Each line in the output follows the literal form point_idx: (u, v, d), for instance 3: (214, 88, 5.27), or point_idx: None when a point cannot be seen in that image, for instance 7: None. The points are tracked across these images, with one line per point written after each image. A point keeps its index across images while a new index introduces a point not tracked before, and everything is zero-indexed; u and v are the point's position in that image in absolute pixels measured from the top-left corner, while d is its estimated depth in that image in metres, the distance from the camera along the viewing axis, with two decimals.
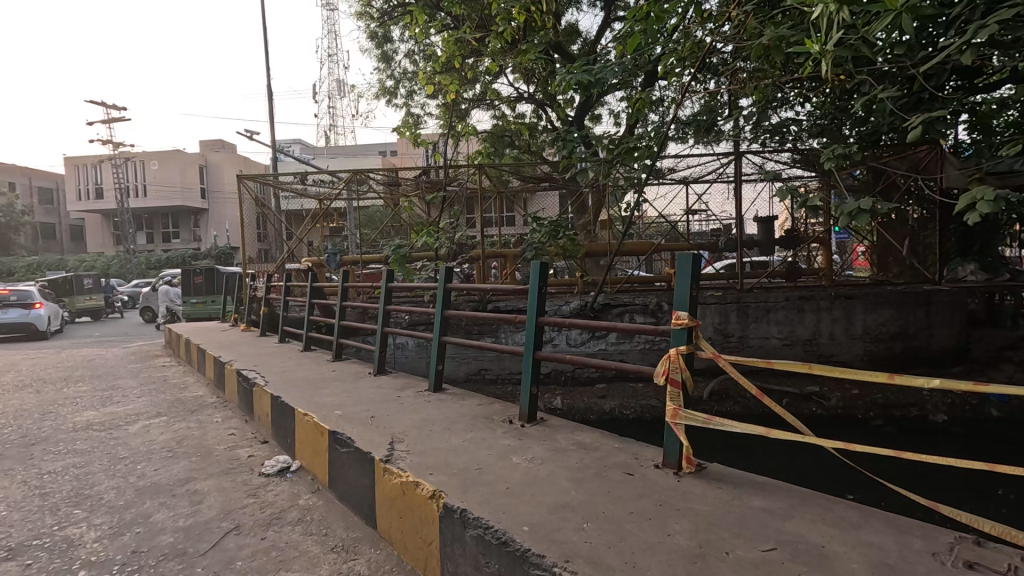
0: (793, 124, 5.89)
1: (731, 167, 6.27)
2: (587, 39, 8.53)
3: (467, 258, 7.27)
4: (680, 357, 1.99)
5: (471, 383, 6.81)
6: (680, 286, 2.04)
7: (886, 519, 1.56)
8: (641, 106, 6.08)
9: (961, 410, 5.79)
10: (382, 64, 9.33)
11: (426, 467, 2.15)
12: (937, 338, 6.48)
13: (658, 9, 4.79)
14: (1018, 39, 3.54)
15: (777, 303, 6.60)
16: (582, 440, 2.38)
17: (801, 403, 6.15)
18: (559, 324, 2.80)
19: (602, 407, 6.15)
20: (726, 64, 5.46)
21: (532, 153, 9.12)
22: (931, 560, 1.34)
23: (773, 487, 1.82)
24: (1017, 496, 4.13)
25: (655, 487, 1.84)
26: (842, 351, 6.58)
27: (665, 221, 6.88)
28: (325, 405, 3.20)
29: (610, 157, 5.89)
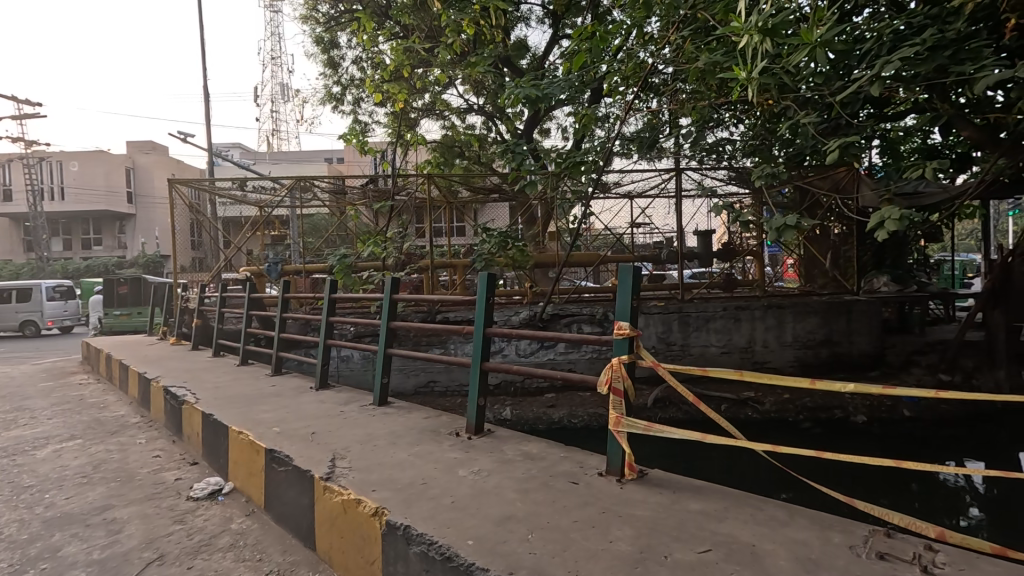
0: (728, 143, 6.27)
1: (672, 183, 6.61)
2: (535, 55, 8.74)
3: (416, 268, 7.18)
4: (623, 366, 2.05)
5: (419, 396, 6.70)
6: (622, 297, 2.11)
7: (810, 516, 1.67)
8: (588, 122, 6.26)
9: (879, 411, 6.27)
10: (328, 69, 9.12)
11: (370, 483, 2.09)
12: (858, 344, 7.00)
13: (602, 30, 4.99)
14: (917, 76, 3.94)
15: (716, 313, 6.94)
16: (529, 450, 2.39)
17: (738, 408, 6.46)
18: (507, 334, 2.81)
19: (551, 417, 6.19)
20: (666, 84, 5.73)
21: (481, 164, 9.17)
22: (849, 552, 1.44)
23: (710, 490, 1.89)
24: (926, 489, 4.56)
25: (599, 495, 1.88)
26: (774, 357, 6.99)
27: (612, 234, 7.11)
28: (263, 422, 3.05)
29: (558, 171, 6.05)
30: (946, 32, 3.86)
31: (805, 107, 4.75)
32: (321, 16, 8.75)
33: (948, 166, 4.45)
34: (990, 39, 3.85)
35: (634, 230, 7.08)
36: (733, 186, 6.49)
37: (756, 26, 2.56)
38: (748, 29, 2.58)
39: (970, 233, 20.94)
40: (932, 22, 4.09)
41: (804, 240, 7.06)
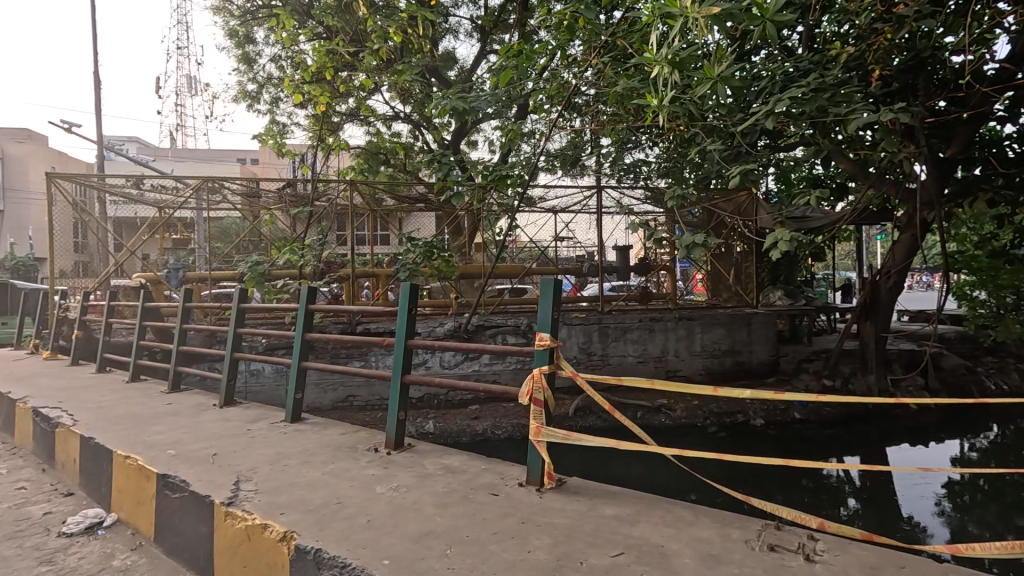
0: (644, 164, 6.68)
1: (593, 201, 6.93)
2: (463, 67, 8.86)
3: (336, 277, 6.88)
4: (543, 377, 2.09)
5: (337, 411, 6.40)
6: (543, 309, 2.15)
7: (713, 515, 1.78)
8: (513, 137, 6.38)
9: (774, 414, 6.88)
10: (243, 65, 8.60)
11: (278, 506, 1.96)
12: (757, 353, 7.67)
13: (527, 50, 5.14)
14: (803, 114, 4.39)
15: (633, 324, 7.30)
16: (450, 464, 2.36)
17: (652, 415, 6.80)
18: (429, 345, 2.75)
19: (474, 429, 6.17)
20: (588, 105, 5.98)
21: (406, 172, 9.07)
22: (745, 546, 1.55)
23: (624, 495, 1.97)
24: (815, 484, 5.06)
25: (519, 505, 1.89)
26: (685, 366, 7.46)
27: (536, 247, 7.23)
28: (155, 444, 2.76)
29: (484, 183, 6.14)
30: (826, 77, 4.39)
31: (711, 135, 5.16)
32: (235, 9, 8.25)
33: (828, 194, 5.03)
34: (859, 86, 4.44)
35: (558, 243, 7.28)
36: (649, 205, 6.89)
37: (668, 58, 2.73)
38: (659, 61, 2.75)
39: (840, 254, 23.62)
40: (814, 67, 4.65)
41: (711, 256, 7.63)
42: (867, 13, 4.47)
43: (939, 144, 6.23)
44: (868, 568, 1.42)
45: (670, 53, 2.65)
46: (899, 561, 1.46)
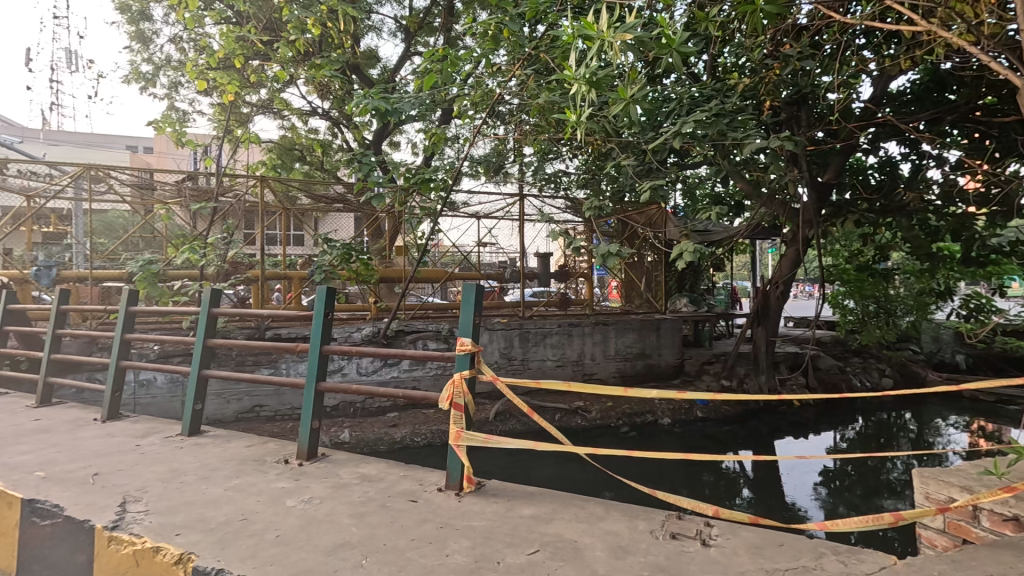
0: (564, 175, 6.92)
1: (516, 208, 7.08)
2: (386, 67, 8.75)
3: (243, 279, 6.43)
4: (464, 382, 2.10)
5: (241, 423, 5.97)
6: (465, 314, 2.17)
7: (622, 509, 1.89)
8: (437, 142, 6.37)
9: (679, 413, 7.39)
10: (136, 43, 7.80)
11: (174, 526, 1.80)
12: (665, 356, 8.21)
13: (451, 56, 5.18)
14: (706, 137, 4.79)
15: (552, 329, 7.52)
16: (366, 473, 2.30)
17: (569, 417, 7.02)
18: (346, 352, 2.66)
19: (392, 436, 6.03)
20: (512, 114, 6.11)
21: (324, 170, 8.73)
22: (649, 536, 1.67)
23: (540, 495, 2.03)
24: (715, 477, 5.51)
25: (438, 511, 1.88)
26: (600, 369, 7.81)
27: (459, 252, 7.26)
28: (19, 467, 2.41)
29: (406, 186, 6.07)
30: (725, 104, 4.85)
31: (626, 151, 5.48)
32: None
33: (727, 211, 5.54)
34: (752, 114, 4.93)
35: (481, 248, 7.36)
36: (569, 215, 7.16)
37: (585, 78, 2.83)
38: (578, 79, 2.86)
39: (739, 265, 25.77)
40: (715, 94, 5.09)
41: (625, 264, 8.07)
42: (759, 50, 4.99)
43: (817, 169, 7.08)
44: (754, 549, 1.58)
45: (587, 73, 2.78)
46: (778, 539, 1.64)
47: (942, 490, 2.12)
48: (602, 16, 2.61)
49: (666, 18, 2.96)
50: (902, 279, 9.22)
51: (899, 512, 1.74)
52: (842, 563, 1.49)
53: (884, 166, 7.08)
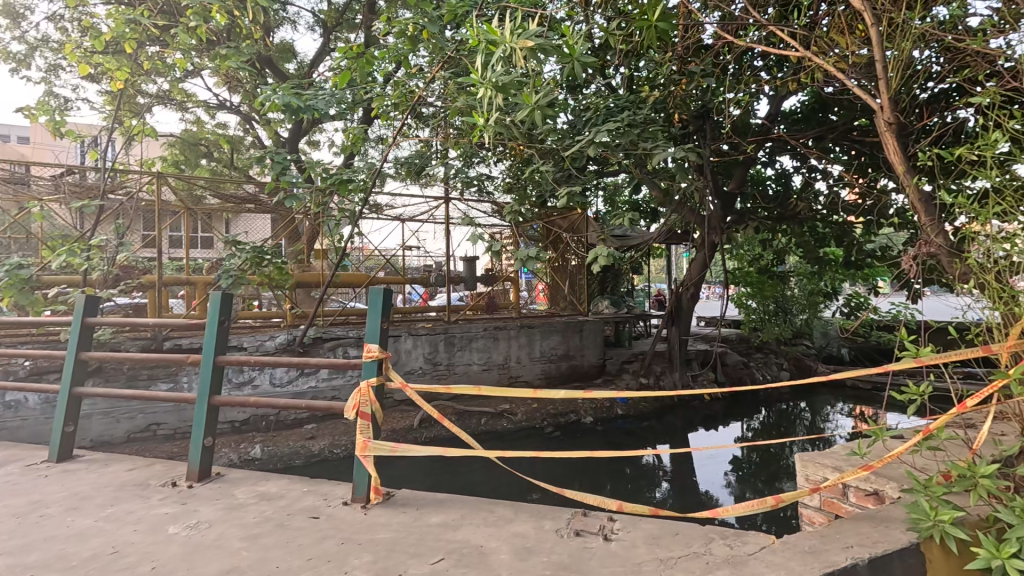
0: (488, 179, 6.94)
1: (440, 211, 7.02)
2: (303, 62, 8.41)
3: (137, 285, 5.85)
4: (371, 390, 2.03)
5: (134, 444, 5.41)
6: (372, 320, 2.10)
7: (529, 510, 1.90)
8: (357, 142, 6.18)
9: (601, 411, 7.65)
10: (4, 19, 6.88)
11: (26, 568, 1.58)
12: (587, 356, 8.47)
13: (369, 54, 5.05)
14: (619, 146, 5.02)
15: (478, 333, 7.51)
16: (265, 491, 2.16)
17: (495, 421, 7.04)
18: (245, 362, 2.48)
19: (309, 450, 5.76)
20: (434, 116, 6.05)
21: (234, 169, 8.19)
22: (554, 535, 1.70)
23: (449, 501, 2.00)
24: (636, 471, 5.79)
25: (340, 526, 1.80)
26: (526, 371, 7.91)
27: (383, 256, 7.10)
28: None
29: (324, 186, 5.81)
30: (638, 116, 5.11)
31: (546, 158, 5.62)
32: None
33: (640, 217, 5.85)
34: (662, 126, 5.22)
35: (405, 252, 7.22)
36: (494, 219, 7.21)
37: (491, 83, 2.81)
38: (485, 84, 2.84)
39: (655, 270, 27.19)
40: (627, 105, 5.35)
41: (549, 268, 8.25)
42: (668, 65, 5.31)
43: (723, 179, 7.63)
44: (651, 540, 1.65)
45: (493, 77, 2.79)
46: (675, 529, 1.73)
47: (818, 472, 2.34)
48: (505, 22, 2.64)
49: (573, 30, 3.07)
50: (797, 281, 10.15)
51: (780, 496, 1.90)
52: (728, 546, 1.59)
53: (780, 178, 7.75)
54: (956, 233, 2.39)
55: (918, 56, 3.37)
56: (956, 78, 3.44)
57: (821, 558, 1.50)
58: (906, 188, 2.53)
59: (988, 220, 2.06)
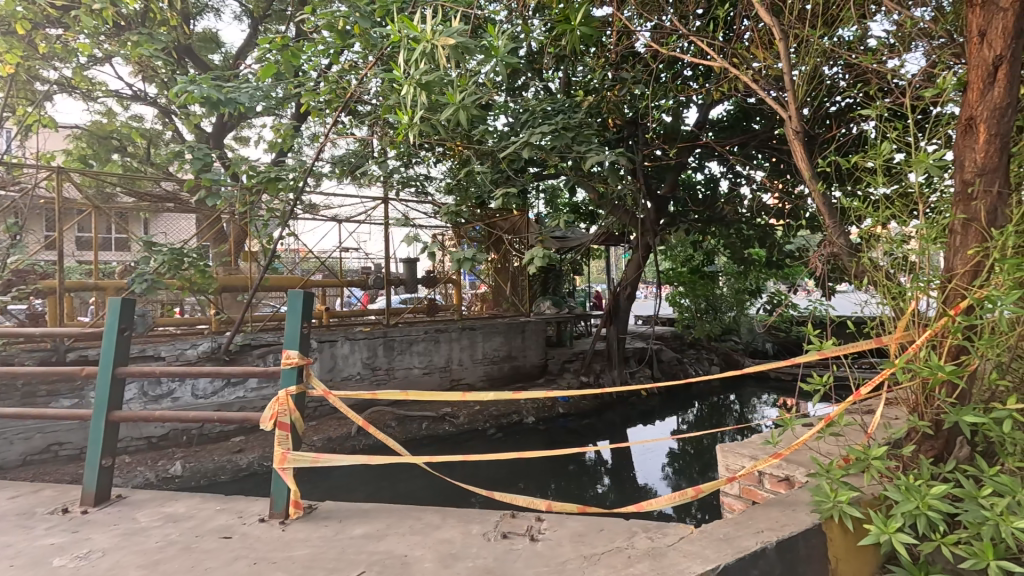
0: (427, 179, 6.84)
1: (378, 211, 6.82)
2: (229, 54, 7.94)
3: (34, 291, 5.29)
4: (290, 399, 1.92)
5: (31, 467, 4.87)
6: (290, 325, 1.98)
7: (457, 515, 1.88)
8: (287, 140, 5.89)
9: (543, 411, 7.72)
10: None
11: None
12: (529, 357, 8.53)
13: (296, 46, 4.83)
14: (554, 148, 5.09)
15: (418, 336, 7.38)
16: (173, 511, 2.00)
17: (436, 425, 6.94)
18: (149, 373, 2.28)
19: (236, 464, 5.43)
20: (369, 114, 5.88)
21: (150, 165, 7.61)
22: (481, 539, 1.68)
23: (375, 511, 1.94)
24: (578, 468, 5.92)
25: (254, 544, 1.69)
26: (468, 373, 7.85)
27: (318, 258, 6.82)
28: None
29: (251, 185, 5.50)
30: (573, 119, 5.22)
31: (484, 159, 5.62)
32: None
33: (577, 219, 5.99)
34: (596, 130, 5.34)
35: (342, 253, 6.98)
36: (434, 219, 7.10)
37: (415, 80, 2.72)
38: (409, 82, 2.75)
39: (596, 270, 27.90)
40: (563, 109, 5.44)
41: (491, 269, 8.23)
42: (602, 70, 5.42)
43: (656, 182, 7.92)
44: (576, 538, 1.67)
45: (416, 75, 2.70)
46: (600, 525, 1.75)
47: (737, 461, 2.47)
48: (425, 18, 2.57)
49: (498, 32, 3.08)
50: (726, 280, 10.71)
51: (699, 486, 1.99)
52: (649, 539, 1.63)
53: (709, 183, 8.14)
54: (854, 234, 2.58)
55: (826, 71, 3.63)
56: (860, 92, 3.72)
57: (734, 544, 1.56)
58: (813, 193, 2.71)
59: (881, 222, 2.23)
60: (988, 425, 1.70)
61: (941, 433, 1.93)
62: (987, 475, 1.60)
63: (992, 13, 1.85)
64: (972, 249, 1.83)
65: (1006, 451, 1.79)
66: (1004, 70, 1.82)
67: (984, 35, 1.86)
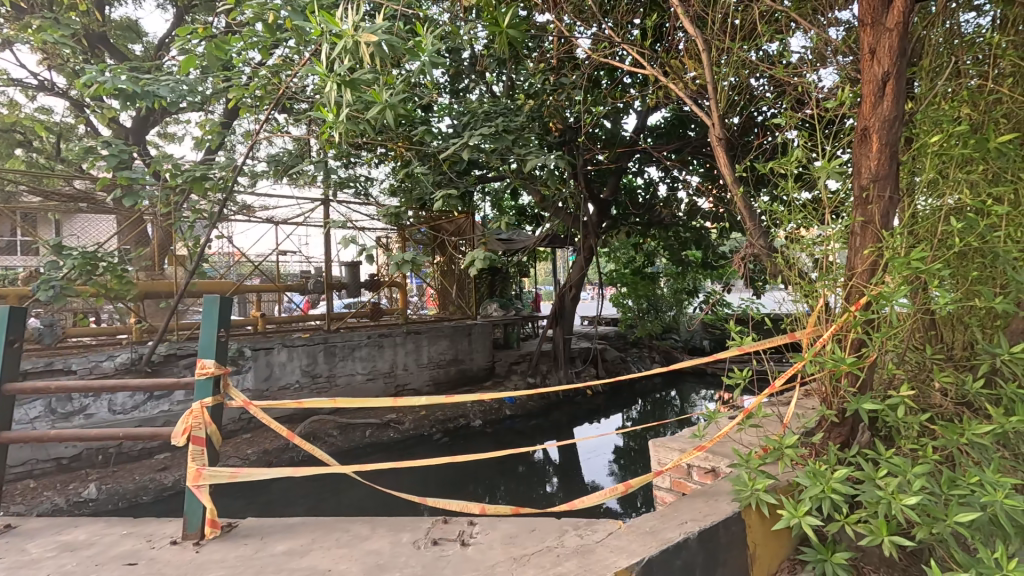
0: (369, 179, 6.66)
1: (317, 212, 6.58)
2: (150, 44, 7.42)
3: None
4: (206, 411, 1.80)
5: None
6: (206, 333, 1.86)
7: (388, 524, 1.83)
8: (215, 137, 5.55)
9: (490, 414, 7.70)
10: None
11: None
12: (476, 360, 8.49)
13: (222, 38, 4.48)
14: (494, 150, 5.09)
15: (360, 342, 7.17)
16: (72, 539, 1.82)
17: (380, 432, 6.77)
18: (44, 389, 2.07)
19: (161, 483, 5.06)
20: (305, 112, 5.66)
21: (60, 162, 6.98)
22: (411, 547, 1.64)
23: (301, 525, 1.86)
24: (527, 468, 5.94)
25: (163, 569, 1.58)
26: (413, 378, 7.71)
27: (252, 262, 6.48)
28: None
29: (175, 184, 5.14)
30: (513, 122, 5.25)
31: (423, 161, 5.55)
32: None
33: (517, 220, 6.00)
34: (537, 133, 5.39)
35: (279, 256, 6.68)
36: (376, 222, 6.93)
37: (338, 77, 2.63)
38: (332, 79, 2.65)
39: (543, 273, 28.20)
40: (504, 112, 5.46)
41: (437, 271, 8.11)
42: (543, 74, 5.47)
43: (599, 186, 8.09)
44: (507, 541, 1.66)
45: (339, 71, 2.61)
46: (531, 526, 1.76)
47: (668, 455, 2.55)
48: (346, 13, 2.48)
49: (424, 30, 3.04)
50: (667, 281, 11.10)
51: (628, 481, 2.03)
52: (579, 536, 1.65)
53: (649, 187, 8.41)
54: (772, 236, 2.73)
55: (751, 83, 3.83)
56: (780, 104, 3.96)
57: (659, 537, 1.61)
58: (735, 197, 2.85)
59: (798, 225, 2.39)
60: (884, 411, 1.85)
61: (846, 420, 2.08)
62: (883, 457, 1.74)
63: (880, 32, 2.02)
64: (868, 249, 2.00)
65: (901, 434, 1.95)
66: (892, 85, 1.98)
67: (874, 53, 2.02)
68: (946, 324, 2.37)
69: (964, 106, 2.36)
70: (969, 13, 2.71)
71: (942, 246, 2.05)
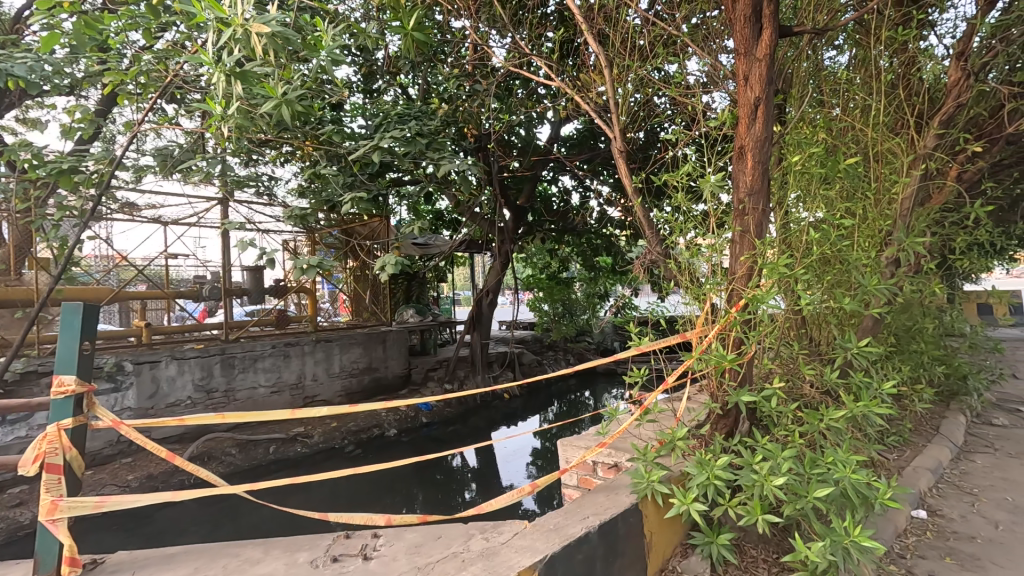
0: (272, 179, 6.26)
1: (212, 212, 6.05)
2: (5, 15, 6.43)
3: None
4: (63, 435, 1.57)
5: None
6: (63, 345, 1.61)
7: (284, 544, 1.72)
8: (89, 126, 4.91)
9: (405, 422, 7.51)
10: None
11: None
12: (391, 367, 8.26)
13: (95, 15, 3.95)
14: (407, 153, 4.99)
15: (264, 352, 6.69)
16: None
17: (285, 447, 6.35)
18: None
19: (16, 521, 4.37)
20: (198, 102, 5.19)
21: None
22: (308, 567, 1.55)
23: (183, 554, 1.69)
24: (444, 476, 5.84)
25: None
26: (323, 389, 7.33)
27: (135, 266, 5.81)
28: None
29: (37, 178, 4.49)
30: (427, 126, 5.19)
31: (331, 161, 5.31)
32: None
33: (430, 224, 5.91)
34: (451, 137, 5.36)
35: (168, 259, 6.07)
36: (281, 224, 6.51)
37: (225, 68, 2.44)
38: (220, 69, 2.46)
39: (461, 278, 28.07)
40: (418, 116, 5.37)
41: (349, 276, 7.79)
42: (457, 79, 5.47)
43: (515, 192, 8.21)
44: (411, 551, 1.62)
45: (229, 62, 2.43)
46: (437, 533, 1.74)
47: (575, 453, 2.64)
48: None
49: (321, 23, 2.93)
50: (580, 286, 11.51)
51: (535, 481, 2.07)
52: (485, 539, 1.66)
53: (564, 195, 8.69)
54: (667, 243, 2.92)
55: (653, 99, 4.07)
56: (678, 121, 4.25)
57: (562, 533, 1.66)
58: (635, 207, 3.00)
59: (688, 234, 2.58)
60: (761, 402, 2.04)
61: (730, 412, 2.27)
62: (759, 444, 1.91)
63: (752, 61, 2.25)
64: (745, 256, 2.21)
65: (775, 423, 2.16)
66: (762, 109, 2.21)
67: (747, 79, 2.25)
68: (812, 323, 2.68)
69: (822, 131, 2.68)
70: (830, 51, 3.16)
71: (805, 254, 2.32)
